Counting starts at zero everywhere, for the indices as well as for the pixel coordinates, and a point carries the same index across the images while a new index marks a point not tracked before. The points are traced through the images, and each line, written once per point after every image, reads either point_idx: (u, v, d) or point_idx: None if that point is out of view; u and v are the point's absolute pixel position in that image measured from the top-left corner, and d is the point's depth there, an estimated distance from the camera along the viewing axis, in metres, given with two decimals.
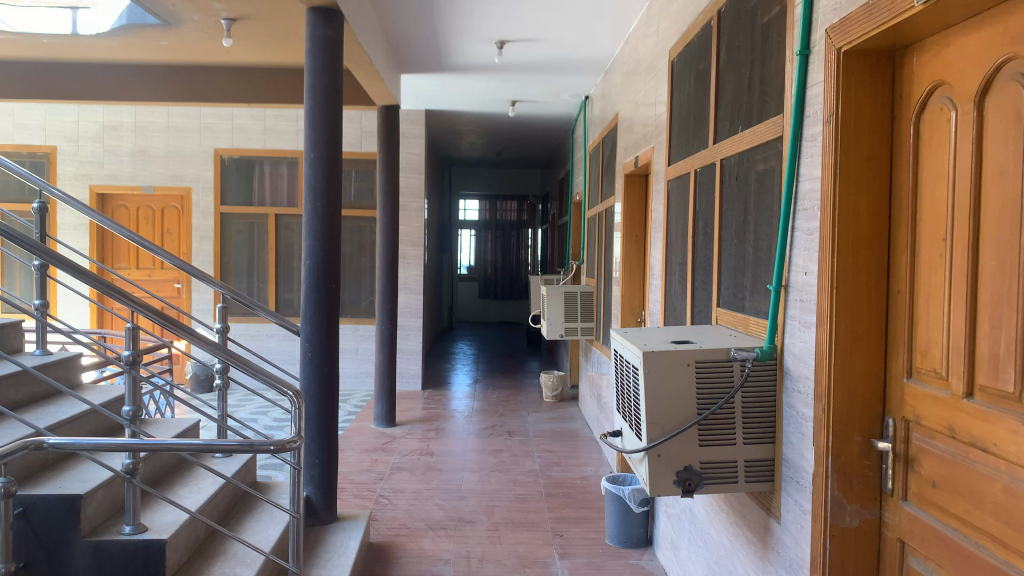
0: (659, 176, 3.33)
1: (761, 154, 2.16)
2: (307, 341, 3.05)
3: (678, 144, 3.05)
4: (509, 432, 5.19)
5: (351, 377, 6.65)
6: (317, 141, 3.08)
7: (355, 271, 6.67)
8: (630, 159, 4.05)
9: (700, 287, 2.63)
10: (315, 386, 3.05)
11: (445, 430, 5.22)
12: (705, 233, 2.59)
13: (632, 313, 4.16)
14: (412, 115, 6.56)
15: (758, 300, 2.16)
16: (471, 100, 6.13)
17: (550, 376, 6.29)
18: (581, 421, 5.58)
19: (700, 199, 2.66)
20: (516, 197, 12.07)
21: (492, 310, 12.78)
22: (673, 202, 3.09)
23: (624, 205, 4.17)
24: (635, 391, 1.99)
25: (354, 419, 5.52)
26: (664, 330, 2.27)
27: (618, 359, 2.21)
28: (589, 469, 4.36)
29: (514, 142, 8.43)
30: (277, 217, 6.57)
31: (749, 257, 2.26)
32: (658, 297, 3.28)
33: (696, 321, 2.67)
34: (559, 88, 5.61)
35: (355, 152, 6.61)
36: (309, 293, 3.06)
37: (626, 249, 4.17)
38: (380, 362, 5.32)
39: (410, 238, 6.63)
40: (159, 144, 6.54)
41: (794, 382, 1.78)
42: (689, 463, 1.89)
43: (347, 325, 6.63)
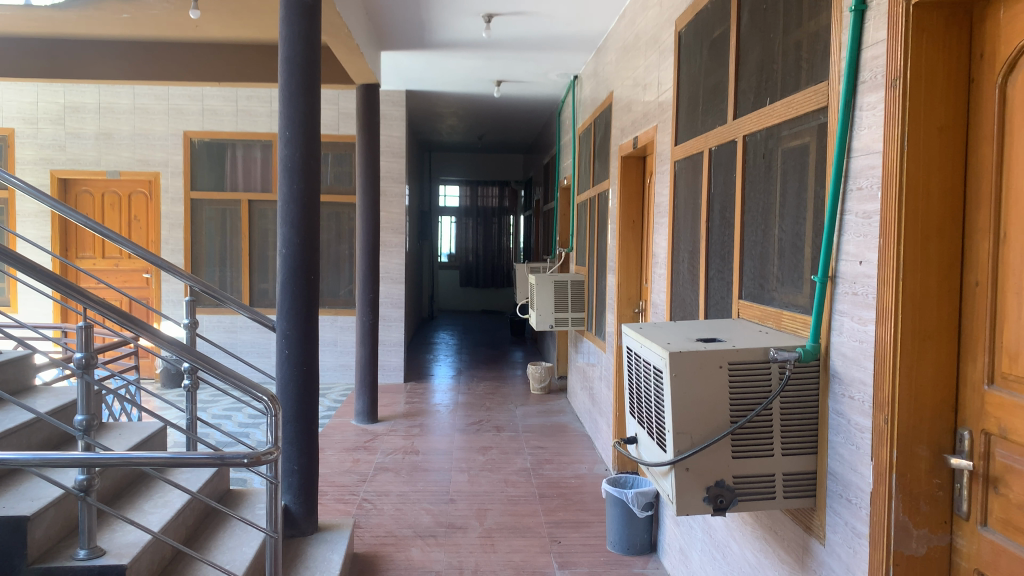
0: (663, 157, 3.09)
1: (794, 130, 1.94)
2: (283, 337, 2.79)
3: (688, 123, 2.82)
4: (496, 427, 4.96)
5: (330, 370, 6.39)
6: (292, 118, 2.81)
7: (333, 260, 6.39)
8: (627, 140, 3.81)
9: (716, 279, 2.40)
10: (293, 385, 2.80)
11: (430, 426, 4.98)
12: (722, 216, 2.37)
13: (630, 304, 3.93)
14: (392, 96, 6.27)
15: (789, 292, 1.94)
16: (454, 79, 5.85)
17: (538, 367, 6.07)
18: (571, 415, 5.37)
19: (716, 181, 2.44)
20: (497, 183, 11.80)
21: (473, 299, 12.55)
22: (681, 185, 2.87)
23: (621, 189, 3.94)
24: (657, 395, 1.76)
25: (334, 415, 5.26)
26: (684, 327, 2.04)
27: (633, 359, 1.99)
28: (584, 467, 4.14)
29: (497, 125, 8.16)
30: (250, 203, 6.27)
31: (777, 244, 2.03)
32: (662, 288, 3.05)
33: (710, 314, 2.44)
34: (547, 67, 5.35)
35: (332, 135, 6.31)
36: (285, 284, 2.80)
37: (622, 235, 3.94)
38: (360, 356, 5.07)
39: (390, 225, 6.36)
40: (125, 126, 6.20)
41: (844, 387, 1.56)
42: (722, 477, 1.67)
43: (325, 316, 6.36)
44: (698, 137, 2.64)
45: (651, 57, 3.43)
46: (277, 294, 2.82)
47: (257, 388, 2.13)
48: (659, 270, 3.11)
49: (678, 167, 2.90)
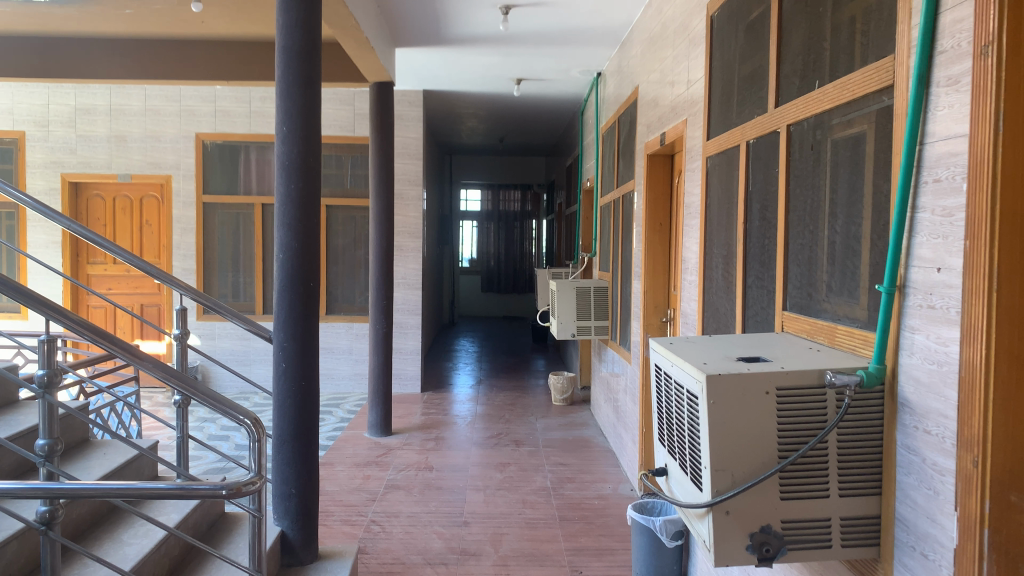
0: (694, 154, 2.84)
1: (848, 115, 1.68)
2: (280, 350, 2.59)
3: (722, 116, 2.57)
4: (516, 441, 4.72)
5: (345, 379, 6.19)
6: (290, 113, 2.59)
7: (348, 266, 6.20)
8: (654, 137, 3.57)
9: (756, 286, 2.16)
10: (291, 403, 2.59)
11: (446, 439, 4.76)
12: (763, 216, 2.12)
13: (657, 312, 3.68)
14: (410, 96, 6.07)
15: (844, 303, 1.69)
16: (473, 78, 5.64)
17: (560, 377, 5.82)
18: (595, 428, 5.11)
19: (754, 177, 2.19)
20: (519, 186, 11.59)
21: (495, 305, 12.32)
22: (714, 183, 2.63)
23: (647, 189, 3.69)
24: (692, 425, 1.52)
25: (347, 428, 5.05)
26: (720, 343, 1.80)
27: (663, 381, 1.75)
28: (607, 487, 3.89)
29: (519, 127, 7.94)
30: (263, 207, 6.09)
31: (827, 248, 1.78)
32: (693, 296, 2.79)
33: (750, 326, 2.19)
34: (569, 63, 5.12)
35: (348, 136, 6.12)
36: (282, 291, 2.59)
37: (648, 239, 3.69)
38: (374, 365, 4.85)
39: (407, 229, 6.14)
40: (136, 128, 6.05)
41: (916, 419, 1.30)
42: (768, 522, 1.42)
43: (340, 323, 6.17)
44: (734, 130, 2.40)
45: (680, 46, 3.18)
46: (274, 304, 2.61)
47: (238, 409, 1.92)
48: (689, 277, 2.85)
49: (711, 164, 2.65)
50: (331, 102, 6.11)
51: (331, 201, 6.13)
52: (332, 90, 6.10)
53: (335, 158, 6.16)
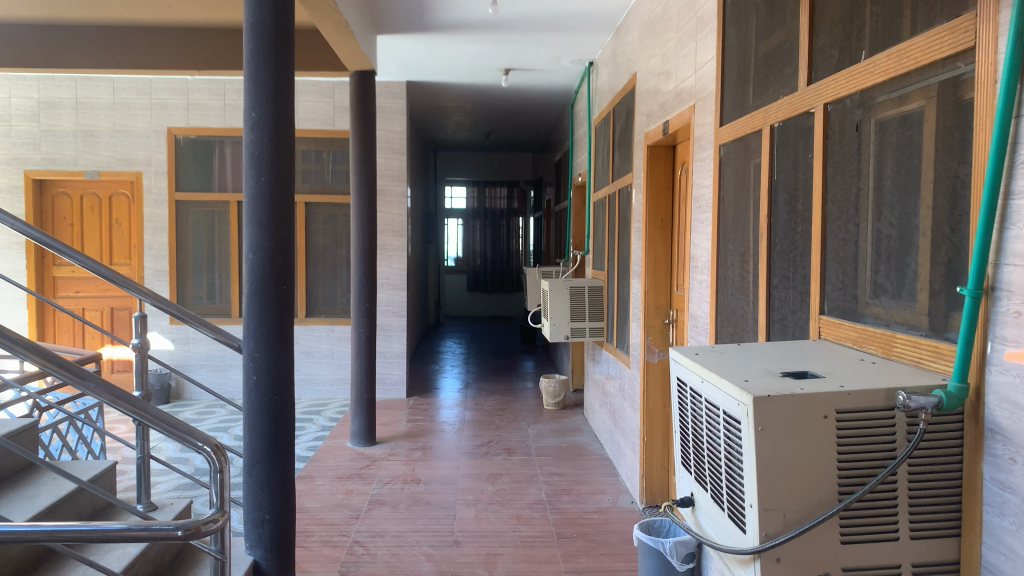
0: (704, 142, 2.61)
1: (901, 90, 1.46)
2: (251, 361, 2.34)
3: (738, 100, 2.34)
4: (507, 450, 4.48)
5: (327, 385, 5.93)
6: (259, 98, 2.33)
7: (330, 265, 5.94)
8: (655, 126, 3.34)
9: (783, 285, 1.94)
10: (265, 417, 2.35)
11: (434, 448, 4.51)
12: (791, 208, 1.90)
13: (659, 314, 3.46)
14: (393, 88, 5.81)
15: (895, 307, 1.46)
16: (459, 68, 5.39)
17: (551, 380, 5.59)
18: (589, 434, 4.88)
19: (781, 166, 1.96)
20: (505, 183, 11.36)
21: (481, 304, 12.07)
22: (728, 174, 2.40)
23: (646, 183, 3.46)
24: (732, 453, 1.29)
25: (329, 436, 4.78)
26: (750, 353, 1.57)
27: (688, 398, 1.52)
28: (606, 499, 3.66)
29: (506, 121, 7.70)
30: (240, 204, 5.81)
31: (872, 242, 1.55)
32: (705, 297, 2.56)
33: (775, 332, 1.97)
34: (560, 52, 4.88)
35: (328, 131, 5.85)
36: (252, 295, 2.34)
37: (649, 235, 3.45)
38: (357, 371, 4.59)
39: (390, 227, 5.88)
40: (104, 122, 5.74)
41: (1015, 451, 1.07)
42: (826, 571, 1.19)
43: (321, 326, 5.90)
44: (754, 114, 2.17)
45: (685, 27, 2.94)
46: (244, 310, 2.36)
47: (196, 435, 1.67)
48: (699, 276, 2.62)
49: (725, 153, 2.42)
50: (311, 95, 5.83)
51: (311, 198, 5.87)
52: (311, 81, 5.83)
53: (315, 153, 5.89)
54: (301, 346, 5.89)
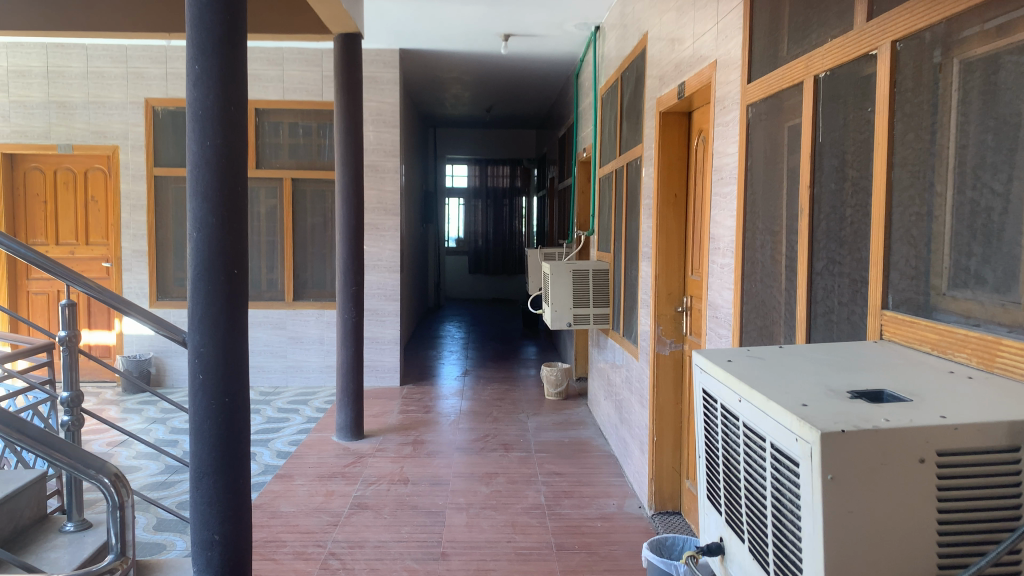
0: (728, 103, 2.24)
1: (1002, 18, 1.09)
2: (196, 357, 2.02)
3: (770, 51, 1.98)
4: (504, 445, 4.15)
5: (316, 372, 5.60)
6: (203, 47, 1.98)
7: (319, 246, 5.60)
8: (669, 90, 2.98)
9: (831, 271, 1.59)
10: (213, 423, 2.02)
11: (426, 443, 4.19)
12: (844, 175, 1.55)
13: (671, 301, 3.13)
14: (384, 56, 5.44)
15: (991, 303, 1.12)
16: (455, 33, 5.01)
17: (553, 369, 5.25)
18: (593, 427, 4.55)
19: (830, 123, 1.61)
20: (508, 161, 10.99)
21: (483, 287, 11.72)
22: (757, 138, 2.05)
23: (658, 154, 3.09)
24: (782, 504, 0.95)
25: (314, 429, 4.46)
26: (796, 360, 1.23)
27: (718, 420, 1.18)
28: (611, 504, 3.33)
29: (507, 94, 7.32)
30: None
31: (956, 218, 1.20)
32: (728, 283, 2.20)
33: (819, 327, 1.63)
34: (564, 15, 4.50)
35: (316, 102, 5.49)
36: (197, 281, 2.00)
37: (660, 213, 3.10)
38: (342, 360, 4.25)
39: (382, 205, 5.52)
40: (78, 92, 5.39)
41: None
42: None
43: (310, 310, 5.57)
44: (790, 67, 1.81)
45: None
46: (189, 298, 2.03)
47: (91, 462, 1.36)
48: (720, 260, 2.27)
49: (754, 114, 2.07)
50: (297, 63, 5.46)
51: (298, 173, 5.51)
52: (298, 49, 5.45)
53: (302, 126, 5.53)
54: (288, 331, 5.56)
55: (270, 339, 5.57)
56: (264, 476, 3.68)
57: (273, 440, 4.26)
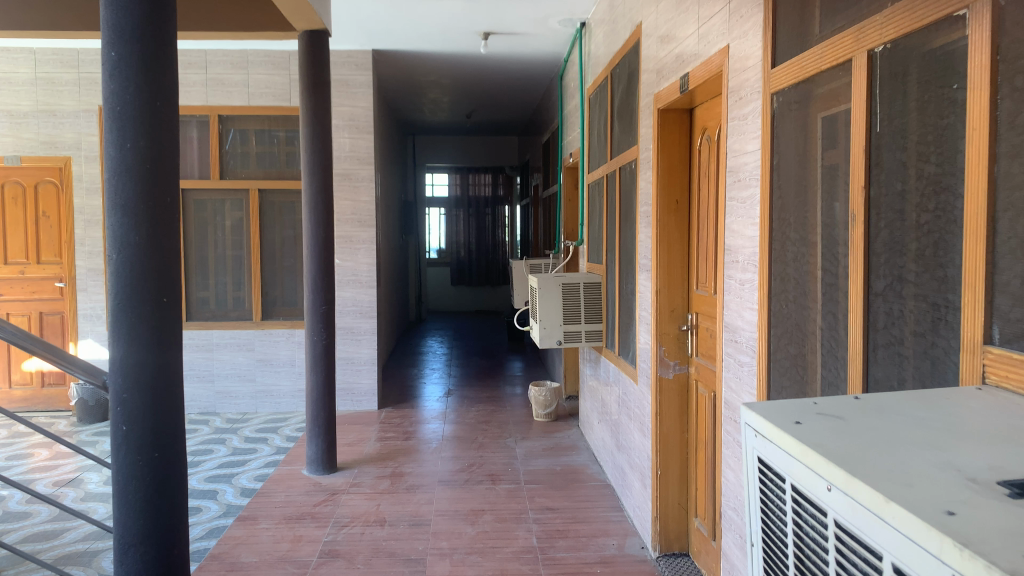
0: (746, 93, 1.92)
1: None
2: (118, 404, 1.67)
3: (799, 30, 1.67)
4: (492, 476, 3.81)
5: (287, 397, 5.24)
6: (121, 30, 1.63)
7: (289, 262, 5.26)
8: (669, 85, 2.67)
9: (897, 291, 1.28)
10: (140, 483, 1.67)
11: (405, 476, 3.84)
12: (914, 168, 1.23)
13: (674, 319, 2.80)
14: (357, 57, 5.11)
15: None
16: (431, 32, 4.68)
17: (541, 389, 4.92)
18: (586, 452, 4.22)
19: (892, 107, 1.30)
20: (489, 169, 10.69)
21: (466, 299, 11.37)
22: (785, 131, 1.73)
23: (657, 156, 2.78)
24: None
25: (283, 462, 4.10)
26: (885, 419, 0.91)
27: (789, 508, 0.87)
28: (611, 545, 3.00)
29: (488, 99, 7.01)
30: (184, 192, 5.15)
31: None
32: (751, 302, 1.88)
33: (882, 359, 1.32)
34: (546, 10, 4.19)
35: (284, 107, 5.15)
36: (118, 312, 1.66)
37: (661, 221, 2.78)
38: (313, 386, 3.90)
39: (357, 216, 5.18)
40: (26, 100, 5.01)
41: None
42: None
43: (281, 330, 5.21)
44: (831, 44, 1.50)
45: None
46: (108, 332, 1.68)
47: None
48: (739, 276, 1.95)
49: (780, 104, 1.75)
50: (263, 66, 5.12)
51: (265, 184, 5.16)
52: (264, 50, 5.11)
53: (270, 133, 5.19)
54: (257, 353, 5.20)
55: (237, 361, 5.20)
56: (225, 519, 3.31)
57: (238, 475, 3.89)
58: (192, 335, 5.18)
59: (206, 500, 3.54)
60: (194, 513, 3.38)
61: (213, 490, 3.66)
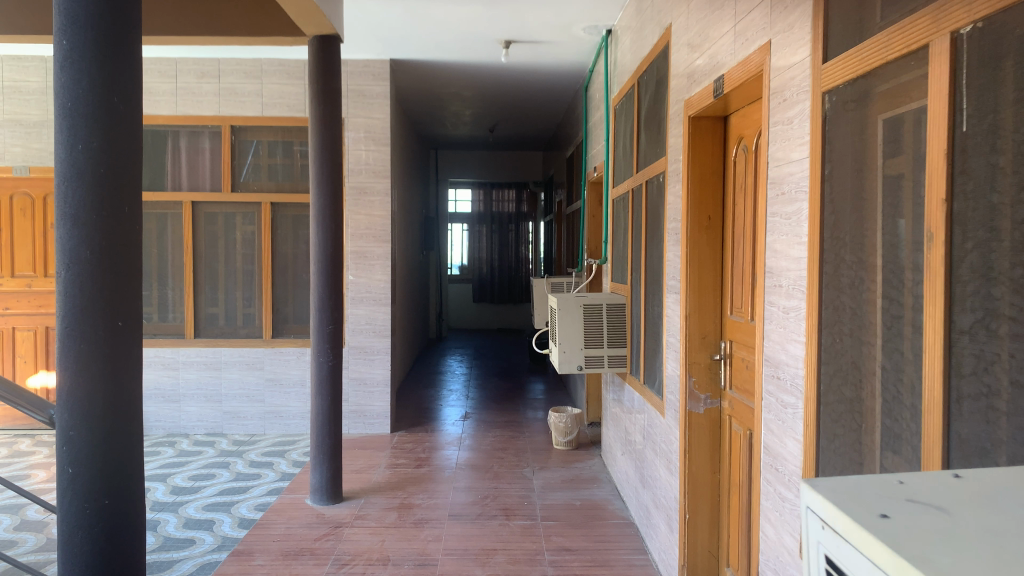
0: (792, 94, 1.67)
1: None
2: (63, 442, 1.45)
3: (857, 16, 1.42)
4: (506, 511, 3.56)
5: (296, 419, 5.04)
6: (72, 15, 1.43)
7: (301, 278, 5.07)
8: (701, 90, 2.43)
9: (990, 328, 1.03)
10: (86, 535, 1.45)
11: (413, 508, 3.60)
12: (1013, 175, 0.98)
13: (705, 346, 2.55)
14: (374, 67, 4.94)
15: None
16: (450, 40, 4.49)
17: (561, 415, 4.66)
18: (609, 485, 3.96)
19: (983, 100, 1.05)
20: (514, 185, 10.50)
21: (488, 316, 11.14)
22: (840, 137, 1.49)
23: (688, 168, 2.54)
24: None
25: (287, 489, 3.89)
26: (1007, 514, 0.66)
27: None
28: None
29: (511, 112, 6.81)
30: (194, 204, 5.00)
31: None
32: (797, 333, 1.62)
33: (967, 413, 1.07)
34: (570, 16, 3.98)
35: (298, 118, 4.98)
36: (65, 337, 1.45)
37: (691, 239, 2.53)
38: (318, 411, 3.68)
39: (371, 231, 4.98)
40: (36, 110, 4.90)
41: None
42: None
43: (291, 349, 5.02)
44: (900, 29, 1.25)
45: None
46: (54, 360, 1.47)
47: None
48: (783, 303, 1.70)
49: (833, 105, 1.51)
50: (278, 75, 4.96)
51: (277, 197, 4.98)
52: (278, 59, 4.95)
53: (284, 145, 5.02)
54: (266, 372, 5.01)
55: (245, 381, 5.02)
56: (219, 553, 3.08)
57: (238, 503, 3.68)
58: (199, 352, 5.01)
59: (201, 531, 3.32)
60: (187, 545, 3.16)
61: (210, 521, 3.44)
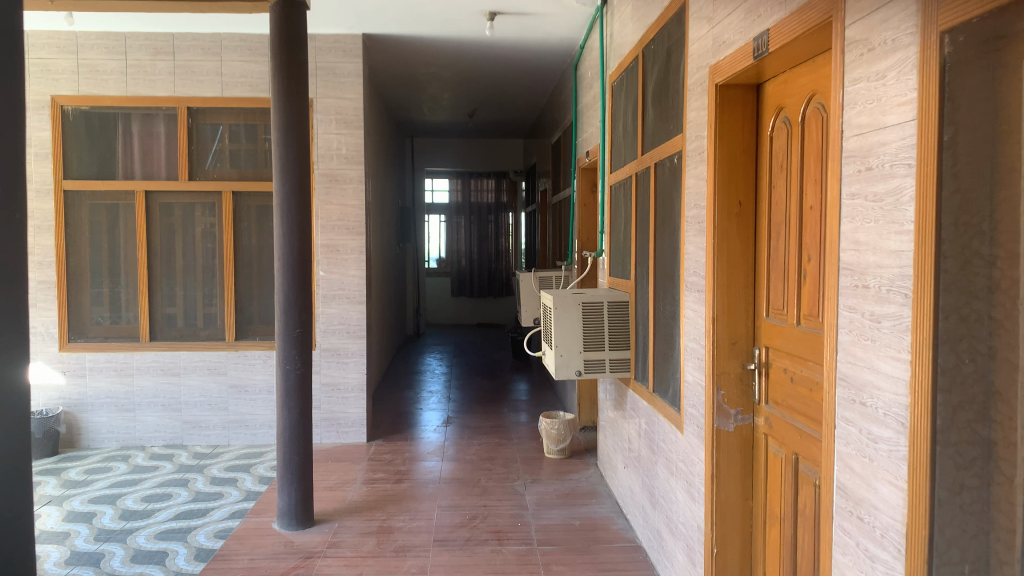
0: (884, 43, 1.30)
1: None
2: None
3: None
4: (498, 534, 3.19)
5: (264, 428, 4.63)
6: None
7: (267, 274, 4.64)
8: (731, 51, 2.06)
9: None
10: None
11: (394, 532, 3.21)
12: None
13: (736, 354, 2.18)
14: (345, 43, 4.52)
15: None
16: (429, 11, 4.08)
17: (553, 421, 4.29)
18: (608, 501, 3.60)
19: None
20: (493, 174, 10.13)
21: (467, 311, 10.73)
22: (966, 92, 1.11)
23: (715, 146, 2.16)
24: None
25: (252, 511, 3.48)
26: None
27: None
28: None
29: (493, 95, 6.42)
30: (147, 195, 4.55)
31: None
32: (898, 350, 1.26)
33: None
34: None
35: (261, 99, 4.55)
36: None
37: (720, 228, 2.16)
38: (285, 424, 3.27)
39: (344, 223, 4.57)
40: None
41: None
42: None
43: (257, 352, 4.60)
44: None
45: None
46: None
47: None
48: (872, 309, 1.34)
49: (953, 51, 1.13)
50: (239, 52, 4.52)
51: (240, 186, 4.55)
52: (239, 34, 4.52)
53: (246, 129, 4.59)
54: (230, 378, 4.60)
55: (207, 388, 4.60)
56: None
57: (196, 530, 3.26)
58: (155, 356, 4.57)
59: (151, 566, 2.90)
60: None
61: (162, 552, 3.03)
